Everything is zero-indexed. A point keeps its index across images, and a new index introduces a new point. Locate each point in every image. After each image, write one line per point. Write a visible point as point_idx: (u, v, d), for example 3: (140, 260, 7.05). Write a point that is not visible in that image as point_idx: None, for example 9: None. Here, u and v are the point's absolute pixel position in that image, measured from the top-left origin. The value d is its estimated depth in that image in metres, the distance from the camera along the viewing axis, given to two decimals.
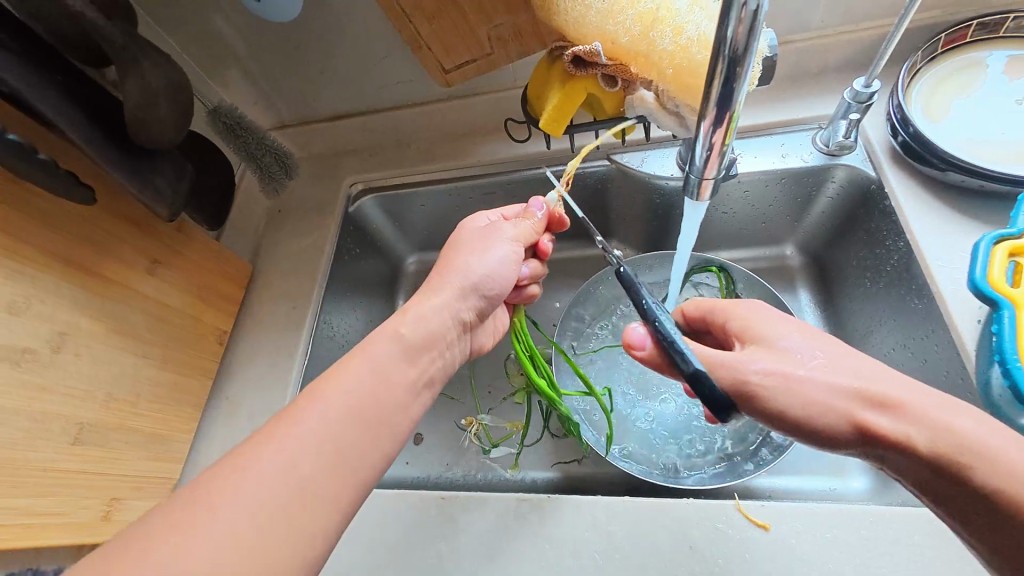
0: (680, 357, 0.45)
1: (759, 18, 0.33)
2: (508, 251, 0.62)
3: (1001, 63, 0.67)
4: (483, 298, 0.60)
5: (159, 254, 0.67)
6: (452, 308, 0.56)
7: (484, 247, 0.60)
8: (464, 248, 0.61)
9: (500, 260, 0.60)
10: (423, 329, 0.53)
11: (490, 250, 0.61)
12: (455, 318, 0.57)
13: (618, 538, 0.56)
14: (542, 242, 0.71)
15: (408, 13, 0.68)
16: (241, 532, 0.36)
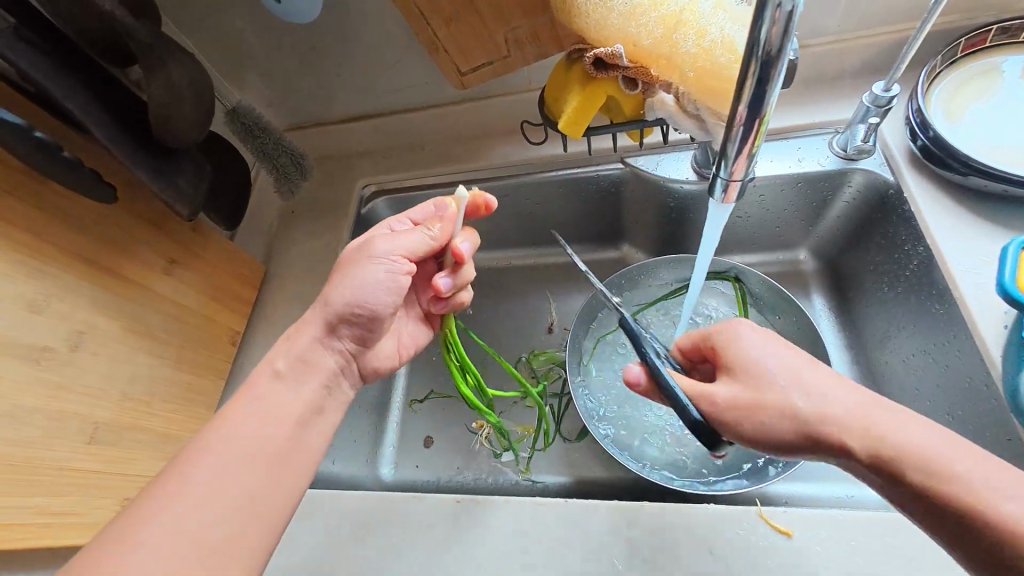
0: (685, 406, 0.48)
1: (794, 19, 0.33)
2: (385, 271, 0.55)
3: (1021, 68, 0.66)
4: (355, 326, 0.55)
5: (177, 255, 0.67)
6: (322, 339, 0.55)
7: (356, 268, 0.55)
8: (337, 274, 0.56)
9: (372, 283, 0.54)
10: (294, 354, 0.53)
11: (360, 269, 0.55)
12: (332, 347, 0.56)
13: (636, 544, 0.55)
14: (458, 246, 0.58)
15: (427, 16, 0.68)
16: (211, 537, 0.42)
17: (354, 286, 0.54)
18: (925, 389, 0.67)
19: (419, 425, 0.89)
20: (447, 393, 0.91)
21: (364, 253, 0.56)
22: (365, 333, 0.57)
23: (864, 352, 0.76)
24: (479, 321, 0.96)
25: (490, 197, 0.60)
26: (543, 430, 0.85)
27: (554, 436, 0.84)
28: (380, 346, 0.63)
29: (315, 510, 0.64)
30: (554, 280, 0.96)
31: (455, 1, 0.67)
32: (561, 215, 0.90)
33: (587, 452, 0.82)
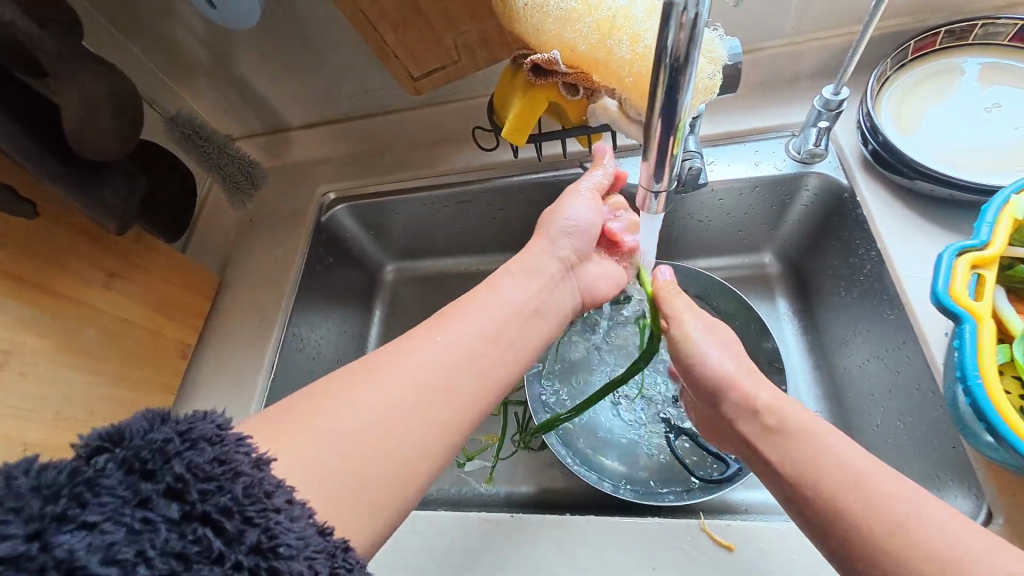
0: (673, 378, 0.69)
1: (699, 26, 0.32)
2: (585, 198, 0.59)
3: (971, 70, 0.66)
4: (578, 242, 0.58)
5: (116, 268, 0.66)
6: (556, 252, 0.56)
7: (561, 206, 0.59)
8: (545, 214, 0.60)
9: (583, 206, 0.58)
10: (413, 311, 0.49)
11: (568, 210, 0.59)
12: (558, 259, 0.56)
13: (582, 560, 0.54)
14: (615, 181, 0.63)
15: (371, 21, 0.67)
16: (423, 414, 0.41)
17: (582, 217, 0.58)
18: (880, 395, 0.66)
19: None
20: None
21: (571, 201, 0.59)
22: (582, 248, 0.59)
23: (825, 356, 0.76)
24: None
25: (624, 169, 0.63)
26: (507, 439, 0.84)
27: (517, 445, 0.83)
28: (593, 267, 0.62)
29: None
30: None
31: (400, 6, 0.65)
32: (525, 220, 0.89)
33: (549, 462, 0.81)
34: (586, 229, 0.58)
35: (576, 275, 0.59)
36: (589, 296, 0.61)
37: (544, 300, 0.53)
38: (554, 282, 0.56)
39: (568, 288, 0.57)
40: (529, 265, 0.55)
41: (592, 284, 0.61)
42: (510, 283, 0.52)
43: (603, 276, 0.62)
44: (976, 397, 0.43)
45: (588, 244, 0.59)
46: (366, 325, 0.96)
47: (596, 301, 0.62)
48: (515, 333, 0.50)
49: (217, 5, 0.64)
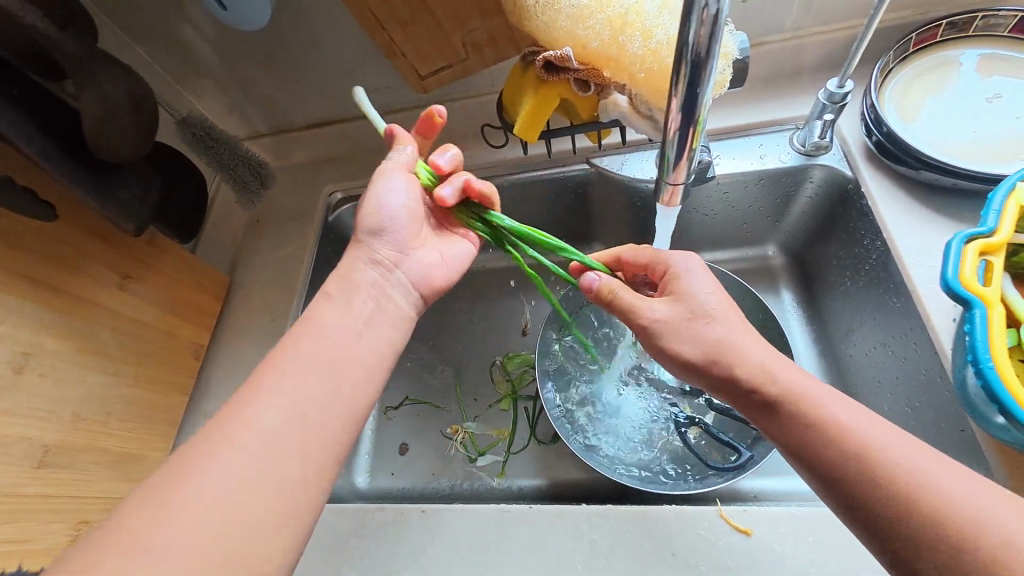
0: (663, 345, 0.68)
1: (721, 20, 0.33)
2: (404, 179, 0.56)
3: (971, 62, 0.67)
4: (392, 234, 0.55)
5: (129, 269, 0.66)
6: (368, 256, 0.54)
7: (372, 194, 0.56)
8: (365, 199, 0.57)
9: (393, 188, 0.56)
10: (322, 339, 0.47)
11: (383, 198, 0.55)
12: (373, 263, 0.54)
13: (601, 547, 0.55)
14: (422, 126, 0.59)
15: (380, 20, 0.67)
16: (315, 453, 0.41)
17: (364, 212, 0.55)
18: (887, 382, 0.67)
19: (395, 432, 0.88)
20: (422, 399, 0.90)
21: (383, 183, 0.56)
22: (399, 238, 0.56)
23: (831, 346, 0.77)
24: (453, 326, 0.95)
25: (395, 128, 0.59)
26: (518, 434, 0.85)
27: (528, 439, 0.84)
28: (425, 254, 0.58)
29: None
30: (527, 281, 0.96)
31: (410, 5, 0.66)
32: (532, 216, 0.90)
33: (561, 455, 0.82)
34: (401, 224, 0.56)
35: (404, 270, 0.55)
36: (425, 288, 0.57)
37: (371, 308, 0.51)
38: (379, 285, 0.53)
39: (395, 284, 0.54)
40: (349, 281, 0.52)
41: (427, 272, 0.57)
42: (328, 307, 0.50)
43: (436, 264, 0.59)
44: (988, 380, 0.44)
45: (412, 231, 0.57)
46: None
47: (437, 290, 0.59)
48: (367, 348, 0.48)
49: (228, 6, 0.64)
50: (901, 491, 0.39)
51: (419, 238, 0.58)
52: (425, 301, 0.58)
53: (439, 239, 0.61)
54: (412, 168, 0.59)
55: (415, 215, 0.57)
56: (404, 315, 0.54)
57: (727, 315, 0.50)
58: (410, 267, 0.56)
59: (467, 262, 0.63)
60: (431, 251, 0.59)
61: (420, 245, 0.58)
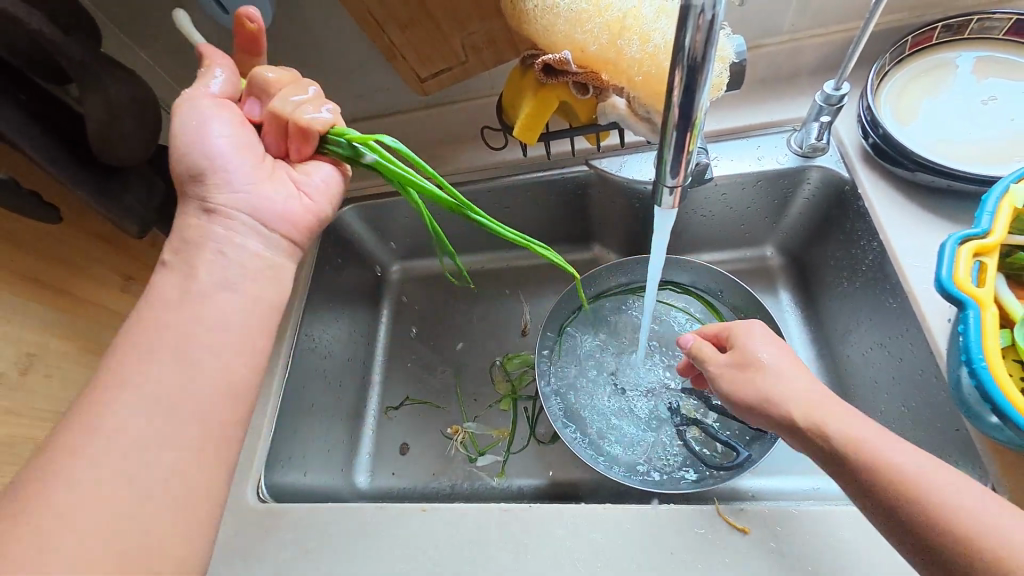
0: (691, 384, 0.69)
1: (717, 26, 0.33)
2: (213, 119, 0.51)
3: (967, 65, 0.68)
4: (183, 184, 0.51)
5: (131, 271, 0.68)
6: (209, 209, 0.50)
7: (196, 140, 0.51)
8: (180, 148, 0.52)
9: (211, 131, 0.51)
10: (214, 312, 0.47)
11: (204, 135, 0.51)
12: (237, 215, 0.51)
13: (600, 546, 0.55)
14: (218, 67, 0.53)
15: (380, 23, 0.68)
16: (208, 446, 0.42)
17: (181, 153, 0.51)
18: (884, 382, 0.68)
19: (395, 432, 0.89)
20: (422, 399, 0.90)
21: (193, 119, 0.51)
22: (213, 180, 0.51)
23: (829, 346, 0.78)
24: (453, 326, 0.96)
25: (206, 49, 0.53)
26: (517, 433, 0.86)
27: (528, 439, 0.85)
28: (275, 192, 0.54)
29: (283, 523, 0.64)
30: (527, 281, 0.97)
31: (409, 9, 0.66)
32: (531, 217, 0.91)
33: (561, 454, 0.83)
34: (232, 162, 0.51)
35: (249, 213, 0.52)
36: (282, 225, 0.54)
37: (212, 261, 0.48)
38: (235, 231, 0.51)
39: (256, 230, 0.52)
40: (186, 240, 0.49)
41: (283, 209, 0.54)
42: (167, 274, 0.48)
43: (285, 197, 0.54)
44: (981, 379, 0.45)
45: (249, 167, 0.52)
46: (374, 324, 0.97)
47: (303, 230, 0.56)
48: (222, 309, 0.47)
49: (230, 10, 0.64)
50: (945, 518, 0.38)
51: (263, 173, 0.54)
52: (288, 241, 0.55)
53: (292, 167, 0.56)
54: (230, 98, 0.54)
55: (244, 147, 0.53)
56: (263, 262, 0.51)
57: (779, 367, 0.50)
58: (261, 207, 0.52)
59: (334, 194, 0.59)
60: (281, 185, 0.54)
61: (264, 179, 0.53)
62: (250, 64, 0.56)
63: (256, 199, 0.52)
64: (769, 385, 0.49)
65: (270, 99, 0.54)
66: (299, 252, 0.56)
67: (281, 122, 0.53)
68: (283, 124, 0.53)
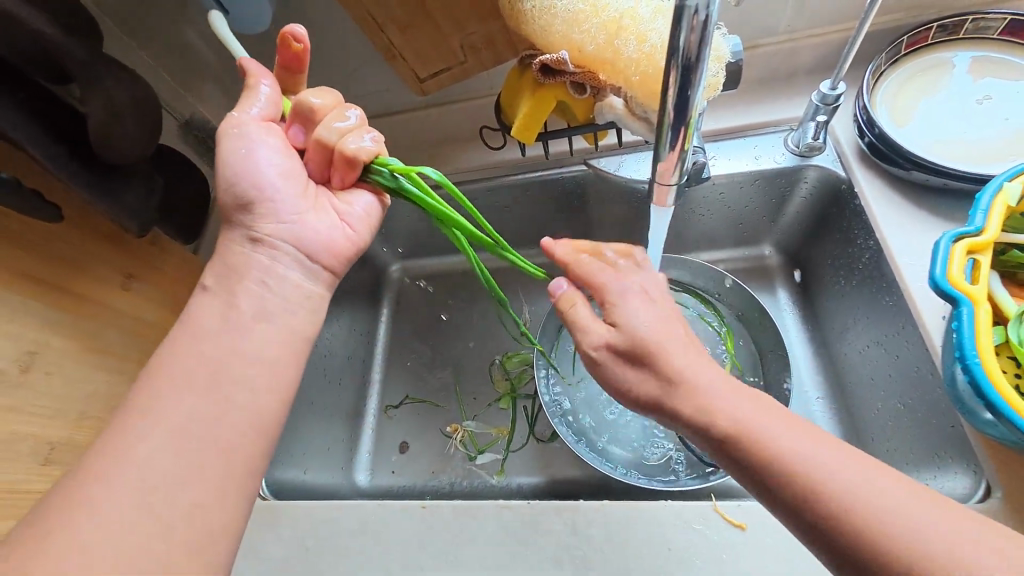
0: None
1: (710, 27, 0.34)
2: (262, 147, 0.52)
3: (962, 64, 0.68)
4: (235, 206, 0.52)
5: (133, 269, 0.68)
6: (246, 233, 0.51)
7: (245, 162, 0.52)
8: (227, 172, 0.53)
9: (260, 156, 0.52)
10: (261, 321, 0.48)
11: (252, 161, 0.52)
12: (275, 242, 0.52)
13: (598, 542, 0.56)
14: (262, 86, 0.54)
15: (380, 24, 0.68)
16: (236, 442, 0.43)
17: (230, 180, 0.52)
18: (881, 380, 0.68)
19: (394, 431, 0.89)
20: (421, 398, 0.91)
21: (240, 145, 0.52)
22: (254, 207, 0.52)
23: (826, 344, 0.78)
24: (452, 325, 0.96)
25: (251, 67, 0.53)
26: (517, 432, 0.86)
27: (527, 437, 0.85)
28: (316, 224, 0.54)
29: (282, 521, 0.64)
30: (527, 280, 0.97)
31: (408, 9, 0.67)
32: (530, 215, 0.91)
33: (560, 452, 0.83)
34: (280, 189, 0.53)
35: (293, 244, 0.53)
36: (324, 255, 0.55)
37: (250, 288, 0.49)
38: (279, 262, 0.51)
39: (291, 258, 0.52)
40: (228, 266, 0.50)
41: (328, 240, 0.55)
42: (209, 300, 0.48)
43: (327, 227, 0.55)
44: (976, 376, 0.45)
45: (295, 196, 0.54)
46: (374, 323, 0.98)
47: (341, 258, 0.56)
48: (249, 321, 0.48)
49: (231, 11, 0.65)
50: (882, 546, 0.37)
51: (309, 202, 0.55)
52: (330, 271, 0.55)
53: (336, 196, 0.57)
54: (275, 119, 0.55)
55: (290, 175, 0.54)
56: (302, 291, 0.52)
57: (665, 344, 0.47)
58: (306, 238, 0.53)
59: (374, 222, 0.60)
60: (324, 215, 0.55)
61: (309, 208, 0.54)
62: (290, 80, 0.57)
63: (302, 228, 0.53)
64: (661, 365, 0.46)
65: (315, 127, 0.55)
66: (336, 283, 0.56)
67: (327, 150, 0.55)
68: (328, 152, 0.55)
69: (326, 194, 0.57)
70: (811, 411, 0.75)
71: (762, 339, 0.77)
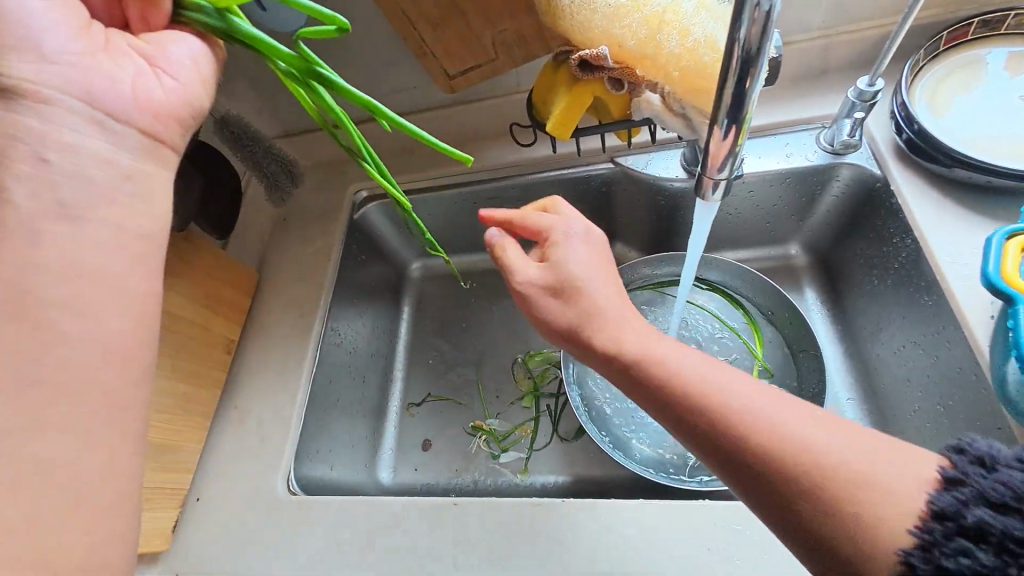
0: None
1: (772, 19, 0.34)
2: None
3: (1001, 60, 0.67)
4: None
5: (170, 267, 0.68)
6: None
7: None
8: None
9: None
10: None
11: None
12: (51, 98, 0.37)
13: (633, 541, 0.55)
14: None
15: (413, 20, 0.68)
16: None
17: None
18: (917, 381, 0.67)
19: (417, 428, 0.89)
20: (443, 396, 0.91)
21: None
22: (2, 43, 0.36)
23: (856, 344, 0.77)
24: (474, 323, 0.96)
25: None
26: (540, 430, 0.86)
27: (551, 435, 0.85)
28: (124, 71, 0.40)
29: (314, 515, 0.64)
30: None
31: (441, 5, 0.67)
32: None
33: (585, 451, 0.82)
34: (41, 19, 0.37)
35: (82, 97, 0.39)
36: (134, 113, 0.41)
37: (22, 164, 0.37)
38: (63, 125, 0.38)
39: (84, 120, 0.39)
40: None
41: (149, 95, 0.41)
42: None
43: (143, 78, 0.41)
44: None
45: (72, 27, 0.39)
46: (395, 321, 0.98)
47: (166, 120, 0.43)
48: None
49: (269, 6, 0.65)
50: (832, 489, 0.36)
51: (107, 52, 0.40)
52: (150, 136, 0.42)
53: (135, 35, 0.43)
54: None
55: (63, 17, 0.38)
56: (117, 169, 0.40)
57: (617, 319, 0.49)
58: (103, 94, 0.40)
59: (205, 71, 0.44)
60: (127, 62, 0.41)
61: (96, 51, 0.39)
62: None
63: (110, 83, 0.40)
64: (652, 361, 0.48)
65: None
66: (169, 160, 0.44)
67: None
68: None
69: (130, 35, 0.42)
70: (843, 414, 0.74)
71: (792, 338, 0.77)
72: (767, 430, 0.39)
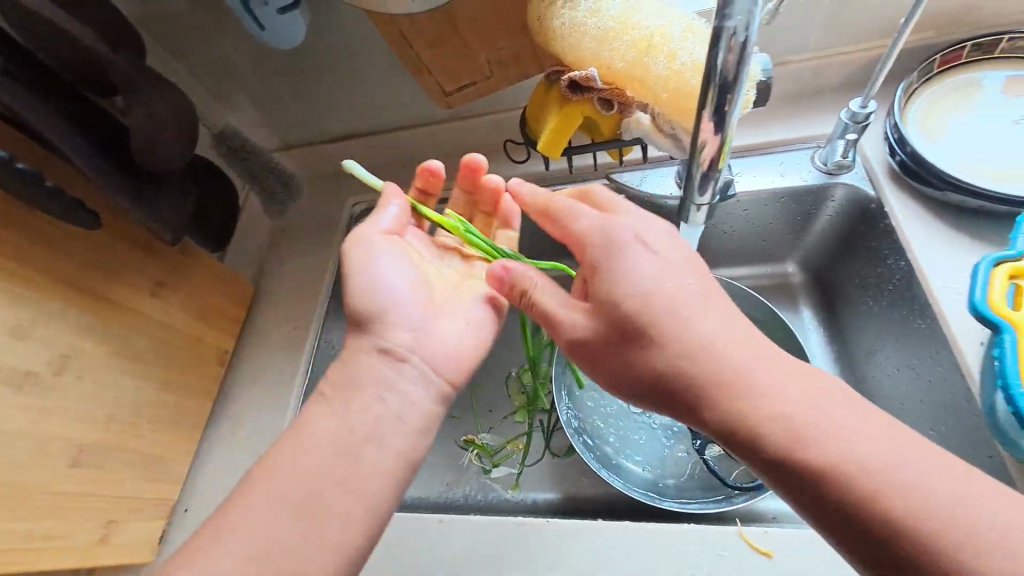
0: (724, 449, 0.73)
1: (749, 48, 0.34)
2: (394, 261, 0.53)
3: (996, 84, 0.67)
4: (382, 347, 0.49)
5: (165, 277, 0.69)
6: (377, 373, 0.48)
7: (365, 258, 0.52)
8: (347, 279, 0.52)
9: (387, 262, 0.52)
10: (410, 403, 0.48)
11: (379, 288, 0.51)
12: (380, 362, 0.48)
13: (618, 565, 0.55)
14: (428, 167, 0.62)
15: (408, 38, 0.69)
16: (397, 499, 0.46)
17: (360, 298, 0.51)
18: (910, 404, 0.66)
19: None
20: None
21: (364, 257, 0.52)
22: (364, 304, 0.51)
23: (852, 366, 0.76)
24: None
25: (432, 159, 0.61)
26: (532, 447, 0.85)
27: (543, 452, 0.84)
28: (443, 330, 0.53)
29: None
30: None
31: (438, 24, 0.68)
32: None
33: (576, 468, 0.82)
34: (404, 306, 0.51)
35: (421, 356, 0.50)
36: (447, 367, 0.51)
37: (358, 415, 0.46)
38: (385, 376, 0.48)
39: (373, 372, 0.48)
40: (349, 376, 0.48)
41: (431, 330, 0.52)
42: None
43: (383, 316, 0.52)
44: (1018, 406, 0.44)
45: (423, 301, 0.53)
46: None
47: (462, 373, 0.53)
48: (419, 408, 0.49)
49: (267, 27, 0.66)
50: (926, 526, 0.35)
51: (437, 311, 0.54)
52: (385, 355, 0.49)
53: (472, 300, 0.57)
54: (391, 232, 0.56)
55: (402, 228, 0.58)
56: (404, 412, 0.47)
57: (674, 305, 0.42)
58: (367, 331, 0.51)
59: (481, 325, 0.56)
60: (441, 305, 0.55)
61: (431, 311, 0.53)
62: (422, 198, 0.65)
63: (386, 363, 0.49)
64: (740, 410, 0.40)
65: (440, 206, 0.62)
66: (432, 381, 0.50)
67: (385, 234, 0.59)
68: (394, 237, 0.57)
69: (449, 260, 0.62)
70: None
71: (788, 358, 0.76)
72: (845, 454, 0.38)
